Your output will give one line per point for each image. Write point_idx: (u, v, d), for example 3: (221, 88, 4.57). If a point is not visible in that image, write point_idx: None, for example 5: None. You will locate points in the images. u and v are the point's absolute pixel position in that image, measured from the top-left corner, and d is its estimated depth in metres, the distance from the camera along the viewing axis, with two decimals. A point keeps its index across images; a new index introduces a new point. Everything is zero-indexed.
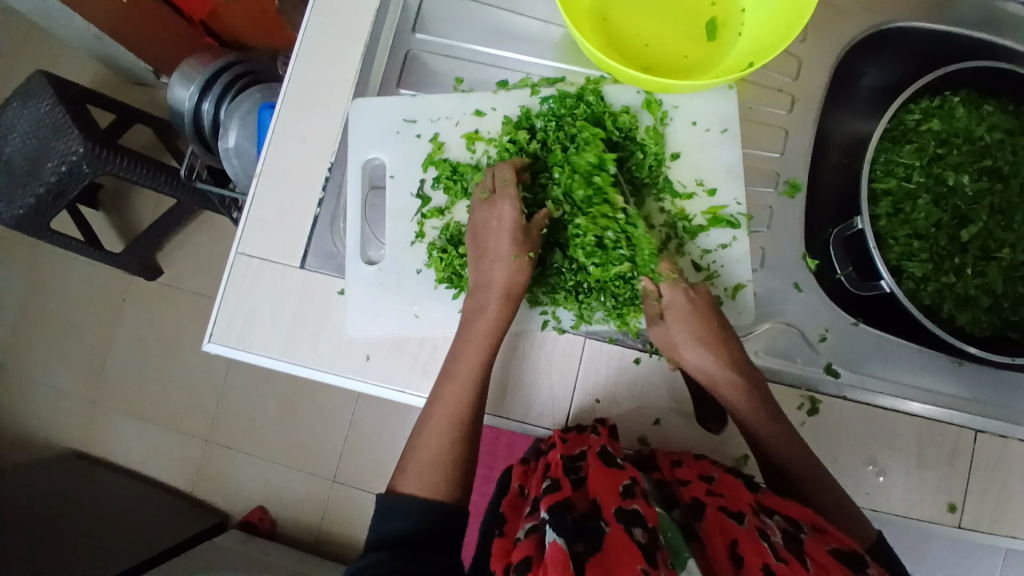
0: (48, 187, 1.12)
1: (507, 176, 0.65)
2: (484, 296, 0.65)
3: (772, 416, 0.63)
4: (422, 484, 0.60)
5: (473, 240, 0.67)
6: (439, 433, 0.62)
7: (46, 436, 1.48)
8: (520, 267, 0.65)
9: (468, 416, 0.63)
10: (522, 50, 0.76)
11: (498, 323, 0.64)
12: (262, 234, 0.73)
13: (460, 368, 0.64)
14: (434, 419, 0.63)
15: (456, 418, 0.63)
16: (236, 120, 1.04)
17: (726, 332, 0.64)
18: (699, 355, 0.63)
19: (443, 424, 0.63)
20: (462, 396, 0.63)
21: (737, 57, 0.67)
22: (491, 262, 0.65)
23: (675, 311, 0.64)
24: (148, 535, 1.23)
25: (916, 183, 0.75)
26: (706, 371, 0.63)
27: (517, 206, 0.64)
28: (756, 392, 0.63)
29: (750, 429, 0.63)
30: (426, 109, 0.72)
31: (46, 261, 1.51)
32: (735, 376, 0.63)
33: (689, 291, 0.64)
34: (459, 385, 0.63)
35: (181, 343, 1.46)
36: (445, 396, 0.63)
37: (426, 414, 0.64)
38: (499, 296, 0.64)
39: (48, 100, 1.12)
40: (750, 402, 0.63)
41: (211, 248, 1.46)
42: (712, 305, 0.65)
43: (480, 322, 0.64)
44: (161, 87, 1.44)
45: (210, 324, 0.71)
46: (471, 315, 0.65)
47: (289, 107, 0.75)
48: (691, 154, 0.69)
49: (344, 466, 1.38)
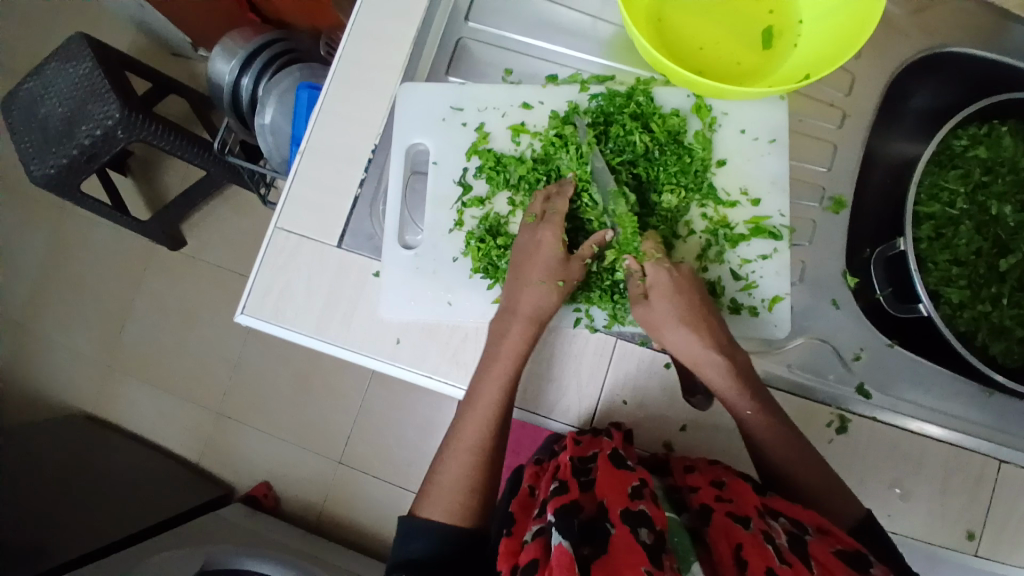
0: (82, 149, 1.12)
1: (557, 207, 0.65)
2: (508, 322, 0.65)
3: (767, 418, 0.62)
4: (446, 510, 0.61)
5: (518, 258, 0.66)
6: (462, 460, 0.63)
7: (58, 396, 1.49)
8: (549, 295, 0.65)
9: (491, 440, 0.64)
10: (575, 46, 0.76)
11: (522, 348, 0.65)
12: (301, 210, 0.73)
13: (482, 391, 0.64)
14: (455, 442, 0.64)
15: (479, 441, 0.64)
16: (274, 97, 1.04)
17: (708, 313, 0.63)
18: (678, 334, 0.63)
19: (466, 449, 0.64)
20: (482, 425, 0.64)
21: (792, 68, 0.66)
22: (516, 288, 0.65)
23: (656, 290, 0.63)
24: (153, 502, 1.23)
25: (959, 209, 0.74)
26: (688, 353, 0.63)
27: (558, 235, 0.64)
28: (740, 375, 0.62)
29: (737, 414, 0.62)
30: (474, 98, 0.72)
31: (72, 223, 1.52)
32: (718, 358, 0.62)
33: (672, 269, 0.64)
34: (478, 413, 0.64)
35: (199, 314, 1.46)
36: (467, 420, 0.64)
37: (450, 440, 0.65)
38: (523, 322, 0.65)
39: (89, 64, 1.13)
40: (733, 386, 0.62)
41: (236, 222, 1.47)
42: (694, 284, 0.64)
43: (501, 346, 0.65)
44: (199, 59, 1.45)
45: (244, 296, 0.72)
46: (493, 339, 0.66)
47: (338, 85, 0.75)
48: (738, 162, 0.69)
49: (351, 448, 1.38)
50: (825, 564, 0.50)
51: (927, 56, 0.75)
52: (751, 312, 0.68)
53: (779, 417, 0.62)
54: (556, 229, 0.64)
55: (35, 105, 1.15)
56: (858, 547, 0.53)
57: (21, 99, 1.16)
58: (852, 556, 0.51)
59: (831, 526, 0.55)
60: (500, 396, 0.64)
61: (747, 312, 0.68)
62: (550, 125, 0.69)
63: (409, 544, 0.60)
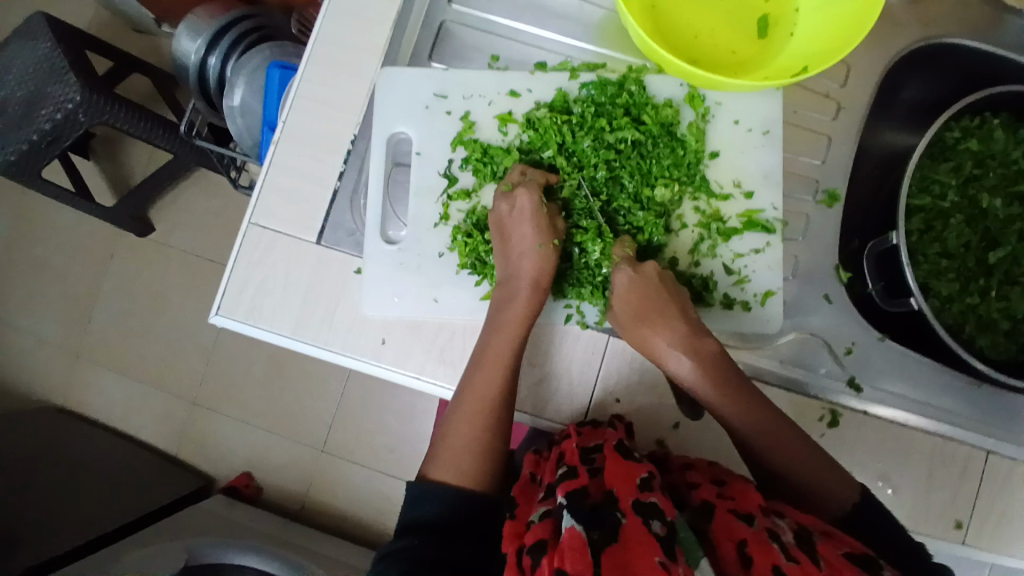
0: (42, 134, 1.06)
1: (536, 177, 0.65)
2: (513, 286, 0.64)
3: (757, 419, 0.60)
4: (456, 473, 0.60)
5: (499, 231, 0.65)
6: (472, 423, 0.61)
7: (21, 388, 1.43)
8: (548, 255, 0.64)
9: (500, 409, 0.62)
10: (563, 31, 0.73)
11: (530, 310, 0.63)
12: (278, 204, 0.70)
13: (490, 361, 0.62)
14: (465, 405, 0.62)
15: (489, 409, 0.61)
16: (243, 77, 0.99)
17: (671, 313, 0.62)
18: (644, 338, 0.62)
19: (475, 413, 0.61)
20: (491, 384, 0.62)
21: (791, 56, 0.64)
22: (517, 255, 0.64)
23: (618, 293, 0.63)
24: (128, 497, 1.19)
25: (949, 202, 0.74)
26: (653, 349, 0.62)
27: (537, 198, 0.63)
28: (707, 368, 0.61)
29: (713, 409, 0.61)
30: (459, 86, 0.69)
31: (33, 207, 1.45)
32: (681, 351, 0.61)
33: (631, 271, 0.63)
34: (487, 372, 0.62)
35: (171, 303, 1.41)
36: (476, 385, 0.62)
37: (457, 402, 0.63)
38: (529, 286, 0.63)
39: (47, 43, 1.06)
40: (699, 378, 0.61)
41: (207, 207, 1.41)
42: (658, 281, 0.63)
43: (508, 312, 0.63)
44: (163, 36, 1.37)
45: (218, 296, 0.68)
46: (498, 306, 0.64)
47: (315, 67, 0.71)
48: (731, 154, 0.67)
49: (333, 437, 1.36)
50: (832, 562, 0.49)
51: (924, 46, 0.73)
52: (743, 307, 0.67)
53: (759, 407, 0.60)
54: (533, 191, 0.64)
55: None
56: (865, 550, 0.52)
57: None
58: (860, 558, 0.50)
59: (837, 530, 0.54)
60: (510, 360, 0.62)
61: (739, 307, 0.67)
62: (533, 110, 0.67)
63: (419, 507, 0.59)
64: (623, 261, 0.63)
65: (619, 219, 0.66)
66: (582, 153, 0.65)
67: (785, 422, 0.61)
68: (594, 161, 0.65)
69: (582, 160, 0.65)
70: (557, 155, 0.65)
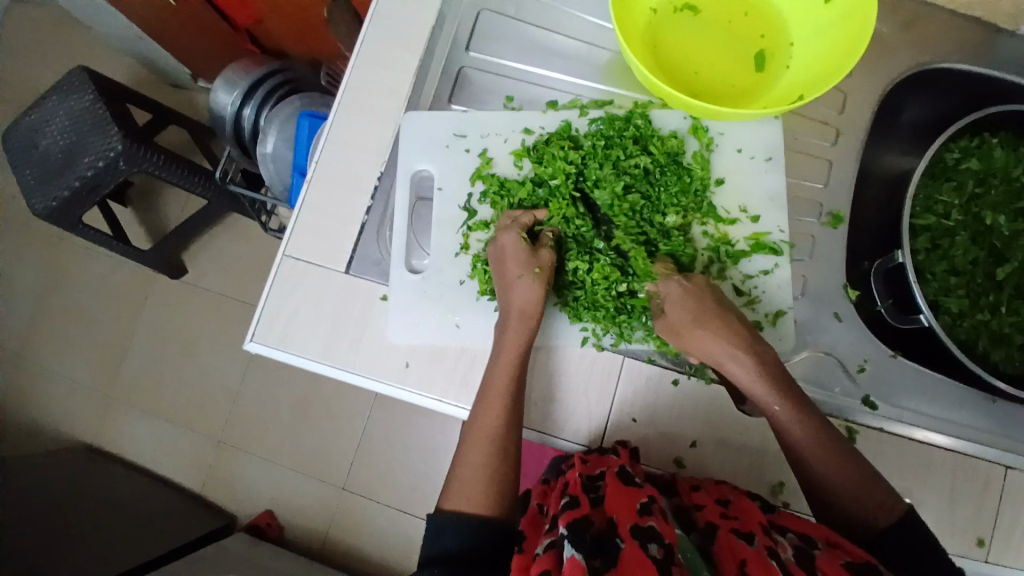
0: (84, 181, 1.13)
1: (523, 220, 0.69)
2: (504, 319, 0.67)
3: (820, 437, 0.60)
4: (468, 502, 0.61)
5: (496, 267, 0.68)
6: (479, 452, 0.64)
7: (55, 428, 1.47)
8: (533, 285, 0.66)
9: (504, 436, 0.64)
10: (572, 71, 0.78)
11: (522, 338, 0.66)
12: (309, 236, 0.74)
13: (493, 389, 0.65)
14: (472, 436, 0.64)
15: (494, 436, 0.64)
16: (275, 125, 1.06)
17: (727, 318, 0.64)
18: (700, 344, 0.63)
19: (482, 440, 0.64)
20: (494, 414, 0.64)
21: (787, 87, 0.68)
22: (506, 289, 0.67)
23: (670, 300, 0.65)
24: (154, 535, 1.21)
25: (954, 221, 0.76)
26: (711, 353, 0.63)
27: (517, 236, 0.68)
28: (770, 372, 0.62)
29: (769, 414, 0.61)
30: (476, 125, 0.74)
31: (73, 254, 1.53)
32: (743, 353, 0.62)
33: (683, 281, 0.66)
34: (489, 402, 0.65)
35: (200, 342, 1.47)
36: (481, 416, 0.64)
37: (465, 436, 0.65)
38: (516, 317, 0.66)
39: (91, 97, 1.15)
40: (761, 382, 0.61)
41: (237, 250, 1.48)
42: (709, 291, 0.66)
43: (501, 342, 0.66)
44: (199, 90, 1.47)
45: (252, 324, 0.72)
46: (495, 340, 0.67)
47: (344, 112, 0.77)
48: (736, 180, 0.70)
49: (355, 474, 1.37)
50: None
51: (917, 72, 0.77)
52: (755, 326, 0.69)
53: (816, 416, 0.61)
54: (513, 232, 0.68)
55: (36, 140, 1.16)
56: (868, 559, 0.52)
57: (21, 132, 1.18)
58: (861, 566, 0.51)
59: (841, 539, 0.55)
60: (507, 387, 0.65)
61: (751, 326, 0.69)
62: (536, 142, 0.71)
63: (443, 539, 0.60)
64: (664, 277, 0.66)
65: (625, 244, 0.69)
66: (603, 180, 0.68)
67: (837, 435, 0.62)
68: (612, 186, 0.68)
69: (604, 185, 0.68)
70: (565, 179, 0.69)
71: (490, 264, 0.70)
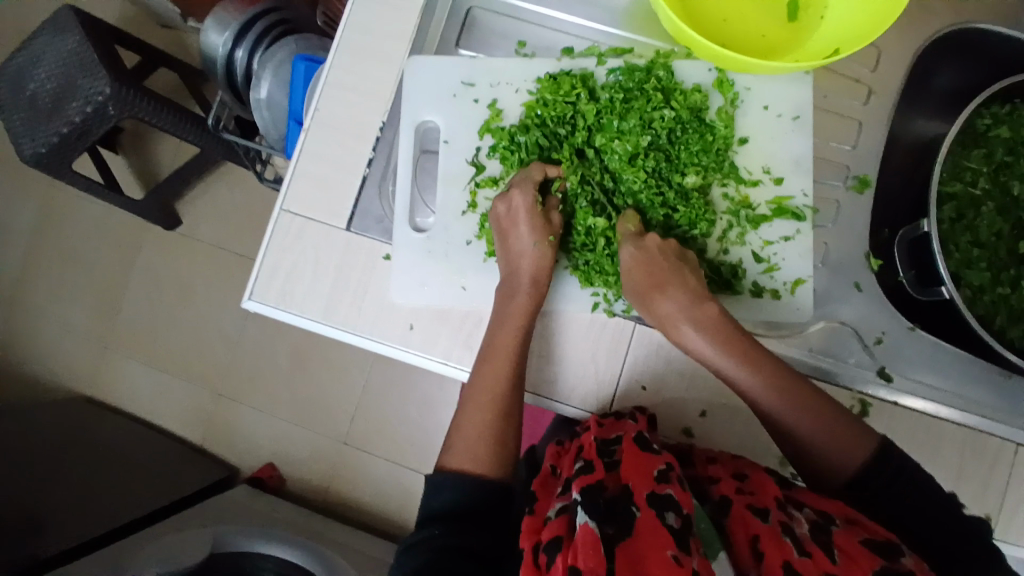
0: (72, 127, 1.08)
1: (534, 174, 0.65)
2: (514, 284, 0.64)
3: (789, 400, 0.59)
4: (472, 459, 0.61)
5: (499, 229, 0.66)
6: (482, 413, 0.62)
7: (50, 378, 1.46)
8: (545, 252, 0.65)
9: (510, 400, 0.63)
10: (589, 16, 0.73)
11: (531, 308, 0.64)
12: (308, 190, 0.71)
13: (495, 354, 0.63)
14: (476, 397, 0.63)
15: (500, 398, 0.63)
16: (270, 70, 1.00)
17: (676, 282, 0.62)
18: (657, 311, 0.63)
19: (484, 404, 0.63)
20: (500, 375, 0.63)
21: (821, 41, 0.64)
22: (513, 253, 0.65)
23: (626, 267, 0.63)
24: (154, 486, 1.21)
25: (981, 190, 0.74)
26: (664, 320, 0.62)
27: (531, 196, 0.64)
28: (719, 328, 0.61)
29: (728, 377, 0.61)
30: (487, 74, 0.69)
31: (63, 200, 1.49)
32: (692, 314, 0.61)
33: (636, 244, 0.63)
34: (496, 365, 0.63)
35: (196, 295, 1.44)
36: (485, 378, 0.63)
37: (467, 395, 0.64)
38: (527, 284, 0.64)
39: (76, 37, 1.09)
40: (714, 342, 0.60)
41: (232, 200, 1.44)
42: (662, 252, 0.63)
43: (509, 308, 0.64)
44: (189, 31, 1.40)
45: (250, 281, 0.69)
46: (500, 302, 0.65)
47: (344, 56, 0.72)
48: (760, 140, 0.67)
49: (354, 428, 1.37)
50: (850, 555, 0.49)
51: (957, 32, 0.72)
52: (773, 295, 0.66)
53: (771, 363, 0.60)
54: (527, 190, 0.64)
55: (21, 82, 1.11)
56: (889, 537, 0.52)
57: (5, 75, 1.12)
58: (881, 545, 0.50)
59: (859, 517, 0.54)
60: (515, 352, 0.63)
61: (769, 295, 0.67)
62: (542, 87, 0.67)
63: (438, 497, 0.60)
64: (626, 238, 0.64)
65: (631, 203, 0.66)
66: (628, 133, 0.64)
67: (799, 379, 0.61)
68: (638, 141, 0.64)
69: (631, 141, 0.64)
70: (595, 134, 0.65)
71: (492, 232, 0.67)
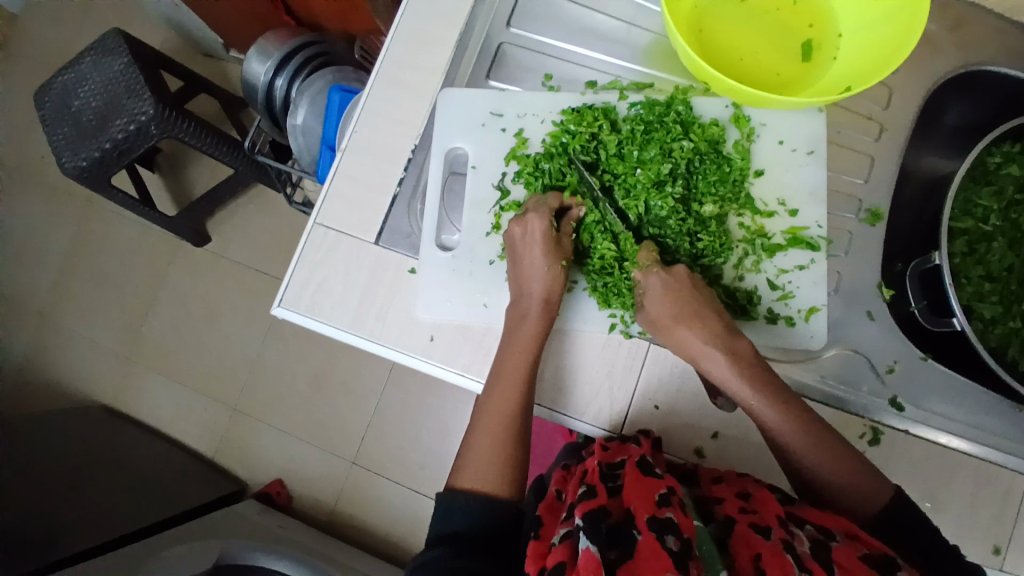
0: (115, 144, 1.14)
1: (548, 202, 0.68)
2: (527, 305, 0.67)
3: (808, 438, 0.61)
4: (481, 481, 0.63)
5: (513, 253, 0.68)
6: (492, 436, 0.64)
7: (73, 387, 1.50)
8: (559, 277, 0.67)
9: (519, 421, 0.65)
10: (613, 54, 0.77)
11: (541, 330, 0.66)
12: (342, 207, 0.74)
13: (505, 374, 0.65)
14: (486, 420, 0.65)
15: (510, 419, 0.64)
16: (307, 98, 1.06)
17: (704, 311, 0.64)
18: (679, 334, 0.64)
19: (497, 425, 0.64)
20: (511, 396, 0.64)
21: (833, 79, 0.67)
22: (531, 278, 0.67)
23: (650, 292, 0.65)
24: (167, 496, 1.23)
25: (992, 226, 0.76)
26: (691, 351, 0.64)
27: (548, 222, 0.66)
28: (749, 369, 0.62)
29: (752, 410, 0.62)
30: (515, 105, 0.73)
31: (99, 216, 1.55)
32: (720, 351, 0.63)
33: (664, 274, 0.65)
34: (505, 388, 0.65)
35: (220, 312, 1.48)
36: (495, 398, 0.65)
37: (476, 418, 0.66)
38: (539, 304, 0.66)
39: (124, 60, 1.15)
40: (739, 377, 0.62)
41: (259, 221, 1.49)
42: (690, 283, 0.66)
43: (519, 332, 0.66)
44: (230, 60, 1.48)
45: (281, 289, 0.73)
46: (510, 327, 0.67)
47: (381, 84, 0.77)
48: (775, 172, 0.70)
49: (366, 449, 1.39)
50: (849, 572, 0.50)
51: (966, 74, 0.76)
52: (787, 322, 0.68)
53: (800, 410, 0.62)
54: (543, 215, 0.67)
55: (68, 99, 1.17)
56: (886, 551, 0.53)
57: (54, 93, 1.18)
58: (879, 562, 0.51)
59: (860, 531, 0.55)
60: (526, 375, 0.65)
61: (784, 322, 0.68)
62: (566, 118, 0.70)
63: (449, 522, 0.62)
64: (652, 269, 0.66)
65: (653, 228, 0.68)
66: (652, 165, 0.68)
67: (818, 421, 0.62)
68: (659, 173, 0.67)
69: (654, 173, 0.67)
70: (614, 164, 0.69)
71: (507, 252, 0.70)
